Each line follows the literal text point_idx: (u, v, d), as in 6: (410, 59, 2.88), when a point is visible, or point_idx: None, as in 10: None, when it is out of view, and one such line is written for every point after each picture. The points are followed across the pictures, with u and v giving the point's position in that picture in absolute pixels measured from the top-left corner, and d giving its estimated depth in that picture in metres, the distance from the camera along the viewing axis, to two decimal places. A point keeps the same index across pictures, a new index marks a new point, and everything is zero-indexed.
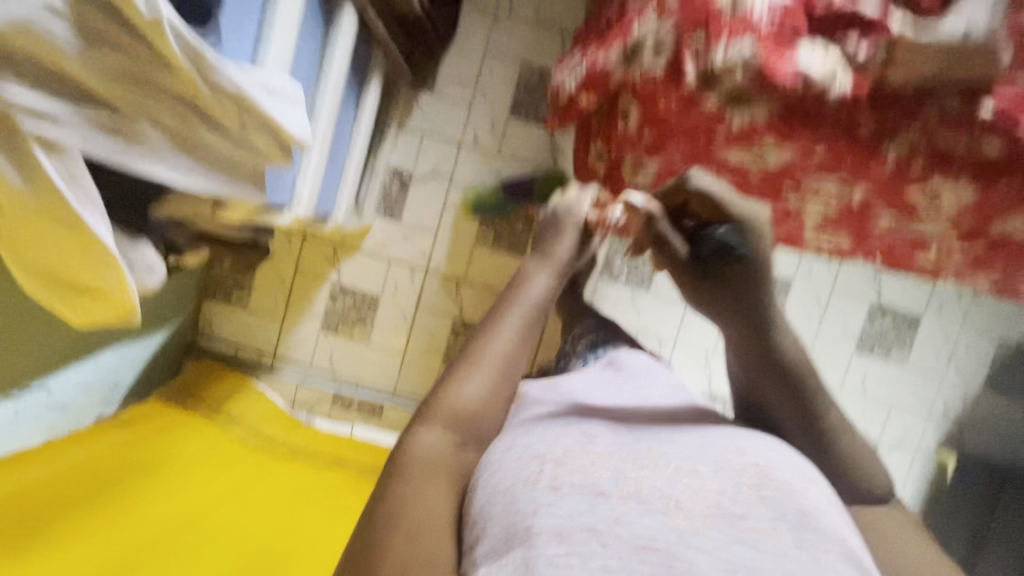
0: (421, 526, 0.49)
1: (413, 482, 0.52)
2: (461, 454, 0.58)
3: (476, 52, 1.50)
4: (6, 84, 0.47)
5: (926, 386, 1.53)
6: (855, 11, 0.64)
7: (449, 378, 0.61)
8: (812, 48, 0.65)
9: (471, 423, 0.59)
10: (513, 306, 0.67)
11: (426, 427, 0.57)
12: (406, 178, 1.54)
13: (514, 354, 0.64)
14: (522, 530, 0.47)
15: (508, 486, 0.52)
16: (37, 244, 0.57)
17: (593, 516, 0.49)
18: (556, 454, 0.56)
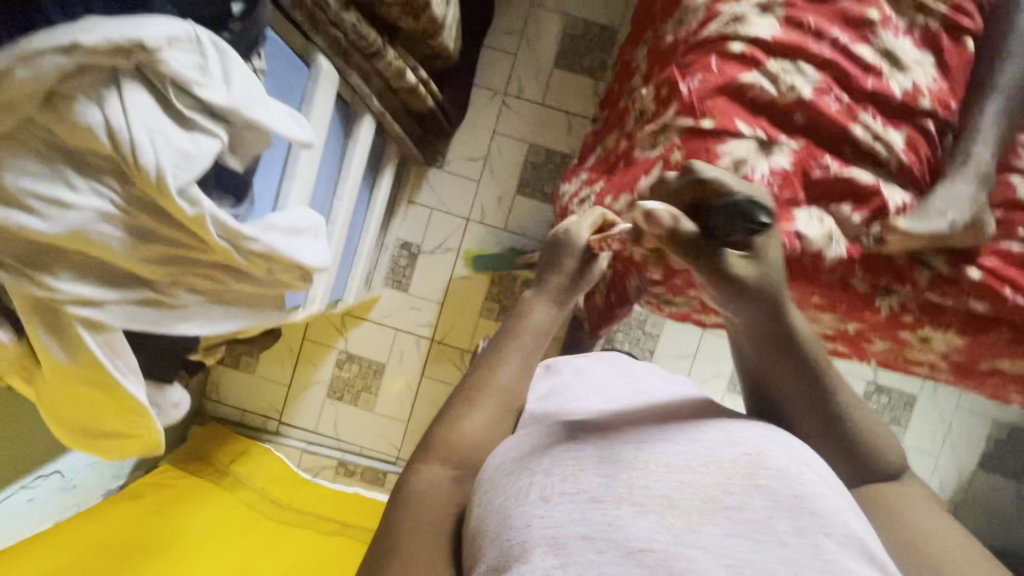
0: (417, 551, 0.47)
1: (415, 519, 0.50)
2: (460, 489, 0.54)
3: (485, 132, 1.55)
4: (57, 280, 0.52)
5: (921, 466, 1.55)
6: (848, 180, 0.69)
7: (452, 415, 0.59)
8: (809, 214, 0.69)
9: (473, 458, 0.56)
10: (514, 340, 0.65)
11: (430, 462, 0.55)
12: (415, 250, 1.58)
13: (518, 387, 0.62)
14: (516, 549, 0.39)
15: (500, 502, 0.44)
16: (74, 399, 0.60)
17: (588, 522, 0.38)
18: (546, 458, 0.45)
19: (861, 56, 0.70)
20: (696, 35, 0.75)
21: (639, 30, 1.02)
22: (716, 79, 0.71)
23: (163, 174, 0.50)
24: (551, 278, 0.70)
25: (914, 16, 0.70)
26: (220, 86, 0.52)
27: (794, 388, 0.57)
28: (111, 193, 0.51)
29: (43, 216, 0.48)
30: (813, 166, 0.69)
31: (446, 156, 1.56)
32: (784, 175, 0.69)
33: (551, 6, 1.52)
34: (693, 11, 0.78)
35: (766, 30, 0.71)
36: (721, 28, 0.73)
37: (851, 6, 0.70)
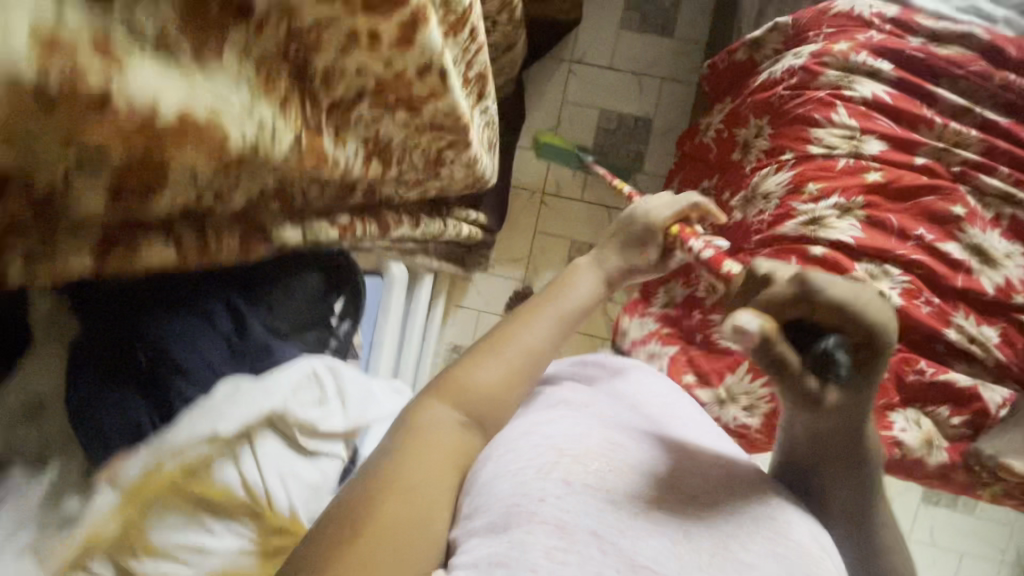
0: (416, 485, 0.46)
1: (410, 455, 0.48)
2: (467, 437, 0.52)
3: (526, 231, 1.56)
4: None
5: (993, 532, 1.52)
6: (945, 383, 0.68)
7: (467, 359, 0.55)
8: (905, 417, 0.69)
9: (480, 410, 0.53)
10: (552, 304, 0.61)
11: (438, 401, 0.52)
12: None
13: (540, 357, 0.58)
14: (522, 516, 0.44)
15: (518, 470, 0.48)
16: None
17: (594, 520, 0.45)
18: (577, 449, 0.50)
19: (948, 254, 0.68)
20: (771, 229, 0.74)
21: (693, 169, 1.00)
22: None
23: (296, 510, 0.53)
24: (613, 259, 0.69)
25: (1000, 207, 0.69)
26: (338, 409, 0.57)
27: (846, 483, 0.56)
28: (246, 532, 0.52)
29: (186, 563, 0.49)
30: (908, 372, 0.69)
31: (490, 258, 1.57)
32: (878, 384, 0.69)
33: (585, 103, 1.52)
34: (765, 196, 0.77)
35: (848, 233, 0.70)
36: (799, 228, 0.72)
37: (935, 202, 0.69)
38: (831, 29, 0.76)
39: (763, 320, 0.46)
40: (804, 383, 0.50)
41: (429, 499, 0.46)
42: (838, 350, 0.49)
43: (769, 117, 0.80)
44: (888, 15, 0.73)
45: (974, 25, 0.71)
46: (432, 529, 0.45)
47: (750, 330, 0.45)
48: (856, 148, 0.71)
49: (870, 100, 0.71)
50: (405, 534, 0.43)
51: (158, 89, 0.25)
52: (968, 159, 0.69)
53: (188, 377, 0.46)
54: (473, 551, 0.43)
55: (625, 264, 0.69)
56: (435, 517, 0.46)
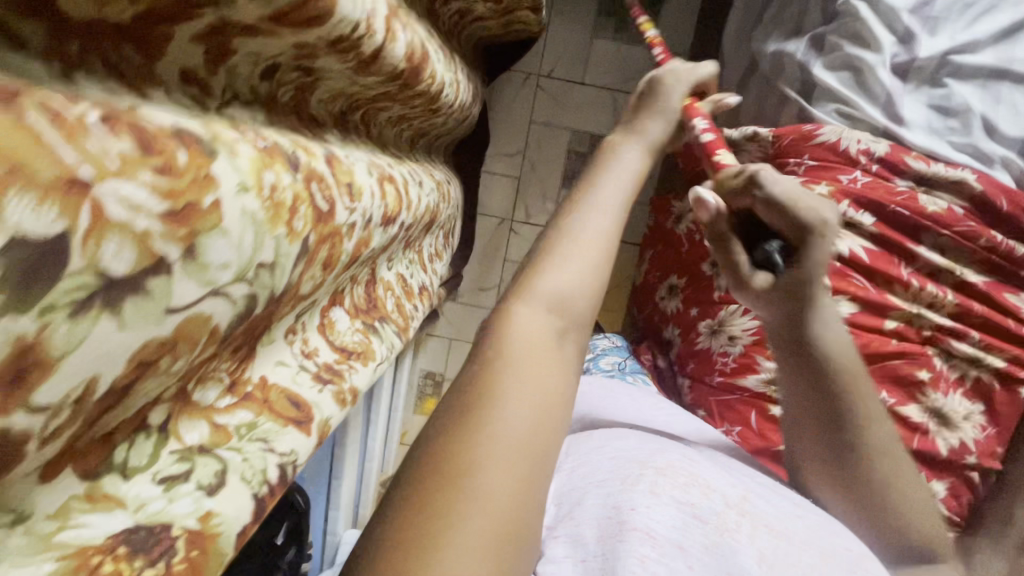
0: (519, 421, 0.36)
1: (507, 389, 0.37)
2: (556, 349, 0.41)
3: (496, 259, 1.50)
4: None
5: None
6: None
7: (538, 256, 0.44)
8: None
9: (567, 309, 0.42)
10: (607, 178, 0.52)
11: (521, 303, 0.41)
12: (439, 379, 1.58)
13: (614, 241, 0.47)
14: (615, 528, 0.47)
15: (604, 480, 0.53)
16: None
17: (682, 535, 0.47)
18: (660, 461, 0.52)
19: (908, 417, 0.67)
20: (732, 377, 0.73)
21: (668, 260, 0.93)
22: (756, 441, 0.70)
23: None
24: (645, 122, 0.61)
25: (965, 369, 0.67)
26: None
27: (799, 389, 0.57)
28: None
29: None
30: None
31: (460, 287, 1.52)
32: None
33: (555, 123, 1.40)
34: (729, 337, 0.74)
35: None
36: (761, 385, 0.70)
37: (901, 365, 0.67)
38: (813, 160, 0.68)
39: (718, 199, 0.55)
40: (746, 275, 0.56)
41: (536, 443, 0.36)
42: (777, 253, 0.55)
43: None
44: (877, 153, 0.66)
45: (967, 169, 0.64)
46: (544, 457, 0.36)
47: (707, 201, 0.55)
48: None
49: (847, 256, 0.65)
50: (512, 491, 0.34)
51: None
52: (939, 323, 0.66)
53: None
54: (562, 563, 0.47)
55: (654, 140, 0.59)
56: (546, 471, 0.36)
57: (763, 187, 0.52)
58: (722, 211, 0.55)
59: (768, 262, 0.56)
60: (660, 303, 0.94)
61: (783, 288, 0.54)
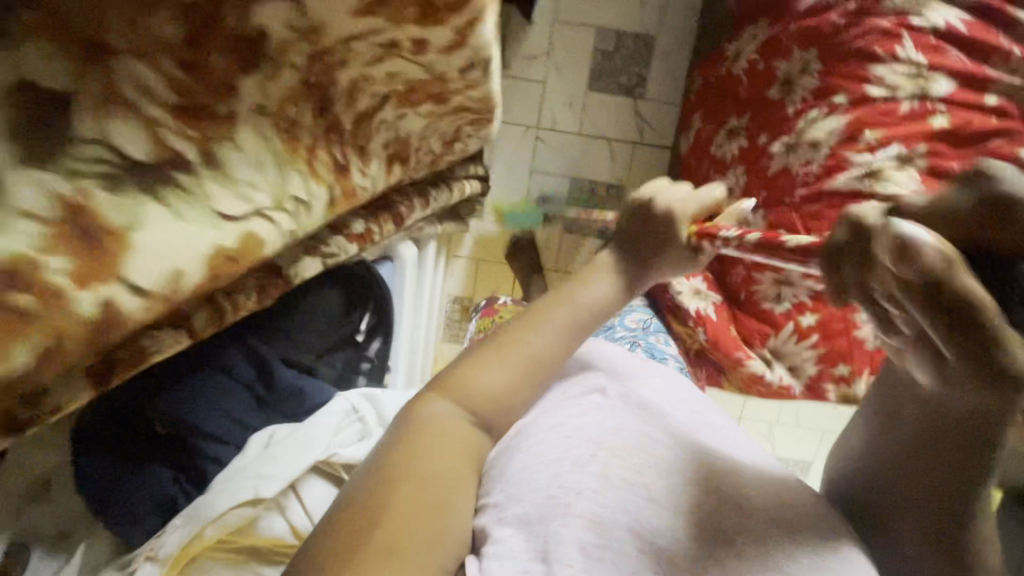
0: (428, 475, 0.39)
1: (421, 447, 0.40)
2: (477, 442, 0.44)
3: (523, 172, 1.46)
4: None
5: None
6: None
7: (468, 357, 0.46)
8: None
9: (499, 406, 0.45)
10: (554, 296, 0.49)
11: (439, 397, 0.43)
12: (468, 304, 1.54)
13: (555, 357, 0.47)
14: (556, 510, 0.40)
15: (553, 460, 0.44)
16: None
17: (635, 519, 0.41)
18: (614, 440, 0.45)
19: None
20: (819, 184, 0.69)
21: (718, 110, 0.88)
22: None
23: None
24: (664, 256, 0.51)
25: None
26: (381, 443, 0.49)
27: (942, 465, 0.42)
28: None
29: None
30: None
31: (487, 204, 1.47)
32: None
33: (579, 22, 1.35)
34: (810, 145, 0.70)
35: (907, 186, 0.64)
36: (854, 181, 0.66)
37: (1003, 146, 0.63)
38: None
39: (943, 243, 0.35)
40: (963, 300, 0.34)
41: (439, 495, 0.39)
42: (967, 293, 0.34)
43: (817, 49, 0.71)
44: None
45: None
46: (447, 508, 0.39)
47: (920, 249, 0.34)
48: (922, 87, 0.65)
49: (942, 29, 0.64)
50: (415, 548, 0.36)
51: (164, 241, 0.32)
52: None
53: (217, 442, 0.43)
54: (506, 541, 0.40)
55: (634, 255, 0.52)
56: (448, 507, 0.39)
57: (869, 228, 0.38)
58: (948, 260, 0.34)
59: (950, 313, 0.34)
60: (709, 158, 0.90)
61: (968, 350, 0.35)
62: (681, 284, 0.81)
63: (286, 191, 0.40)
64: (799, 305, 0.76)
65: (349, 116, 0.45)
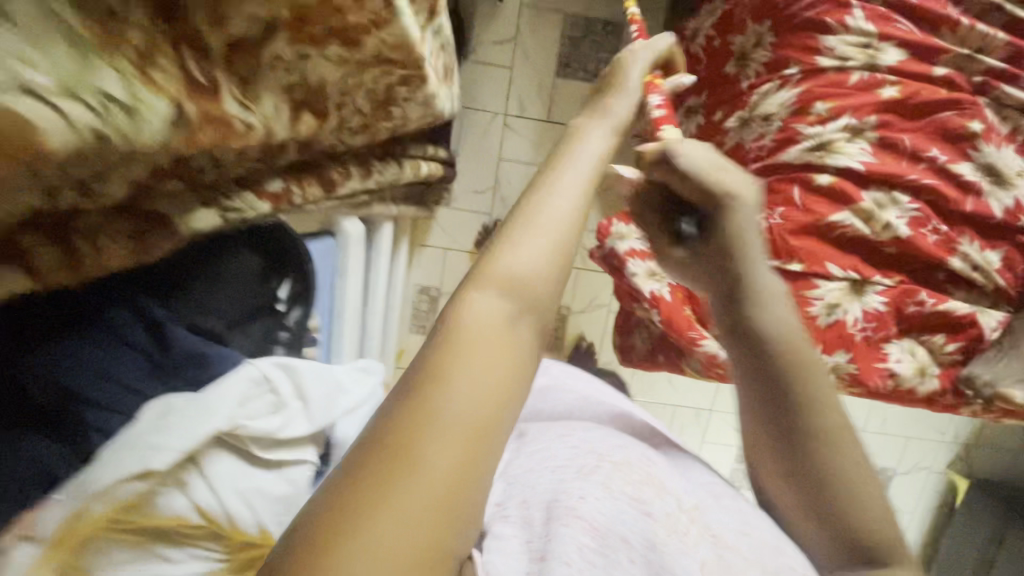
0: (479, 402, 0.31)
1: (468, 356, 0.33)
2: (511, 339, 0.35)
3: (490, 159, 1.43)
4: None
5: (932, 422, 1.71)
6: (948, 310, 0.66)
7: (497, 239, 0.38)
8: (901, 348, 0.68)
9: (531, 291, 0.36)
10: (570, 162, 0.44)
11: (472, 288, 0.36)
12: (434, 293, 1.52)
13: (580, 223, 0.40)
14: (556, 516, 0.50)
15: (567, 461, 0.58)
16: None
17: (628, 527, 0.51)
18: (606, 448, 0.60)
19: (961, 176, 0.64)
20: (771, 158, 0.67)
21: None
22: (801, 217, 0.65)
23: (266, 527, 0.45)
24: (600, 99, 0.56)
25: (1017, 121, 0.64)
26: (298, 408, 0.47)
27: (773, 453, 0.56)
28: (210, 551, 0.46)
29: None
30: (908, 303, 0.66)
31: (453, 191, 1.44)
32: (877, 317, 0.66)
33: (547, 6, 1.34)
34: (763, 118, 0.68)
35: (857, 158, 0.64)
36: (806, 154, 0.65)
37: (951, 118, 0.63)
38: None
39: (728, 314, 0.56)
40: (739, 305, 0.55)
41: (485, 421, 0.31)
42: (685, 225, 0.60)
43: (771, 21, 0.69)
44: None
45: None
46: (493, 441, 0.31)
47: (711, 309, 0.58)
48: (872, 58, 0.64)
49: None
50: (445, 478, 0.29)
51: None
52: (992, 68, 0.63)
53: (104, 411, 0.37)
54: (495, 559, 0.47)
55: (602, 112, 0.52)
56: (485, 461, 0.31)
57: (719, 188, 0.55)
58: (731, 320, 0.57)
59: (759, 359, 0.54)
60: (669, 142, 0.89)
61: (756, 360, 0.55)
62: (635, 265, 0.83)
63: (85, 81, 0.25)
64: None
65: (220, 37, 0.32)
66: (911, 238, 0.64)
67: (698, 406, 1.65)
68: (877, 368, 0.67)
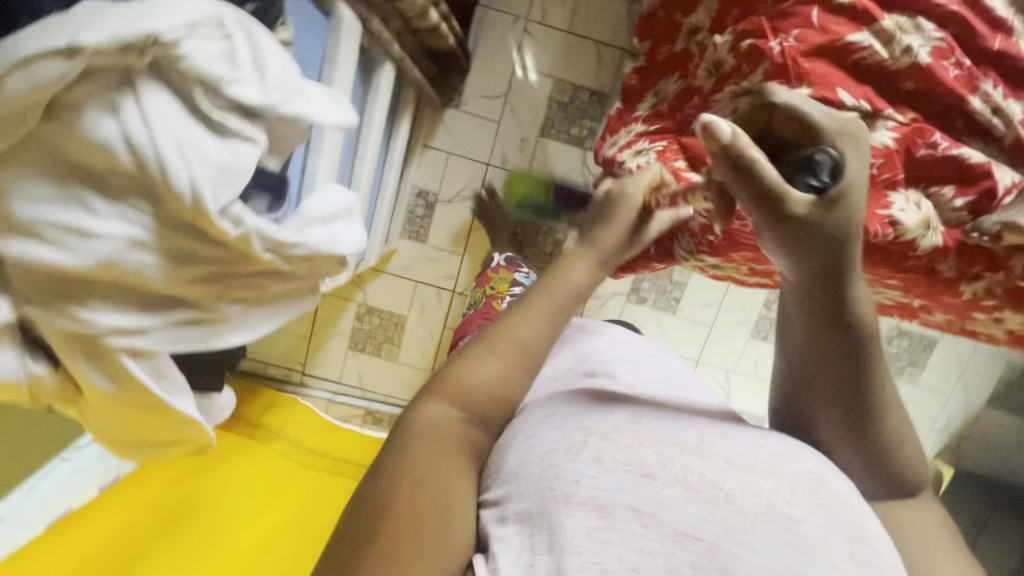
0: (419, 497, 0.43)
1: (422, 458, 0.46)
2: (462, 435, 0.49)
3: (505, 63, 1.40)
4: (125, 256, 0.44)
5: (929, 404, 1.65)
6: (961, 159, 0.62)
7: (462, 357, 0.51)
8: (905, 198, 0.63)
9: (485, 405, 0.50)
10: (547, 292, 0.54)
11: (431, 400, 0.49)
12: (431, 199, 1.49)
13: (537, 344, 0.52)
14: (558, 501, 0.46)
15: (549, 450, 0.51)
16: (120, 424, 0.57)
17: (639, 497, 0.47)
18: (602, 426, 0.52)
19: (992, 10, 0.60)
20: None
21: None
22: (816, 37, 0.62)
23: (200, 194, 0.42)
24: (595, 227, 0.59)
25: None
26: (254, 73, 0.43)
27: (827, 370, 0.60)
28: (140, 215, 0.44)
29: (67, 247, 0.42)
30: (919, 144, 0.62)
31: (463, 93, 1.42)
32: (885, 156, 0.62)
33: None
34: None
35: None
36: None
37: None
38: None
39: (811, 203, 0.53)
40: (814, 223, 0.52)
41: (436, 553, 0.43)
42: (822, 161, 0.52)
43: None
44: None
45: None
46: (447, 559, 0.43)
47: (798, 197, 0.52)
48: None
49: None
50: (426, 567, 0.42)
51: None
52: None
53: None
54: (510, 541, 0.47)
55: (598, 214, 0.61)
56: (444, 537, 0.43)
57: (778, 99, 0.55)
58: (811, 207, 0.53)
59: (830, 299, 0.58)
60: (684, 9, 0.87)
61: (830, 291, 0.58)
62: (623, 155, 0.82)
63: None
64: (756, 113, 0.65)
65: None
66: (933, 68, 0.60)
67: (686, 354, 1.61)
68: (879, 215, 0.63)
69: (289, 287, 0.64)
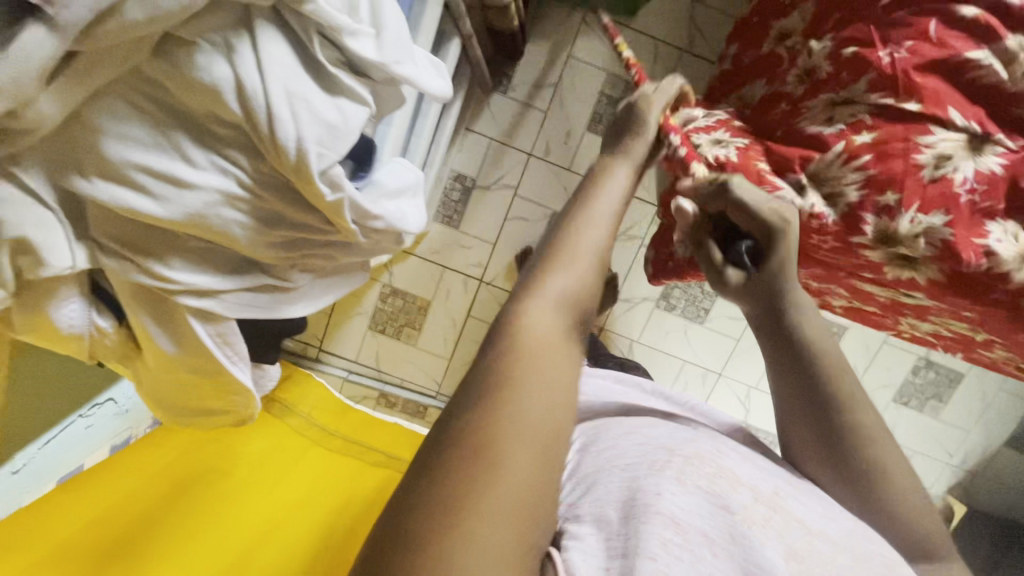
0: (540, 412, 0.37)
1: (528, 365, 0.39)
2: (566, 348, 0.42)
3: (559, 51, 1.37)
4: (214, 211, 0.41)
5: (948, 439, 1.63)
6: None
7: (539, 266, 0.45)
8: (1003, 229, 0.59)
9: (576, 312, 0.44)
10: (603, 201, 0.51)
11: (521, 308, 0.42)
12: (468, 184, 1.46)
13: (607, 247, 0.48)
14: (640, 507, 0.43)
15: (631, 463, 0.48)
16: (173, 387, 0.55)
17: (708, 523, 0.44)
18: (686, 450, 0.49)
19: None
20: None
21: None
22: (930, 52, 0.60)
23: (306, 155, 0.39)
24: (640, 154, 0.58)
25: None
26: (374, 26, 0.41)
27: (788, 388, 0.60)
28: (237, 169, 0.41)
29: (157, 197, 0.39)
30: None
31: (513, 78, 1.39)
32: (989, 182, 0.59)
33: None
34: None
35: None
36: None
37: None
38: None
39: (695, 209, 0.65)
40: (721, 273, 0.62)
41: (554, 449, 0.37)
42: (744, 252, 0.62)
43: None
44: None
45: None
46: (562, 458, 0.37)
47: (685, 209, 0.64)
48: None
49: None
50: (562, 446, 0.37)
51: None
52: None
53: None
54: (581, 539, 0.42)
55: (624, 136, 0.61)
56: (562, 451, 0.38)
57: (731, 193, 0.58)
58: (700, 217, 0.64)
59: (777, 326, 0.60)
60: (774, 15, 0.85)
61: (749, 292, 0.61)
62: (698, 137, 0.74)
63: None
64: (856, 123, 0.63)
65: None
66: None
67: (708, 366, 1.58)
68: (974, 242, 0.59)
69: (355, 261, 0.61)
